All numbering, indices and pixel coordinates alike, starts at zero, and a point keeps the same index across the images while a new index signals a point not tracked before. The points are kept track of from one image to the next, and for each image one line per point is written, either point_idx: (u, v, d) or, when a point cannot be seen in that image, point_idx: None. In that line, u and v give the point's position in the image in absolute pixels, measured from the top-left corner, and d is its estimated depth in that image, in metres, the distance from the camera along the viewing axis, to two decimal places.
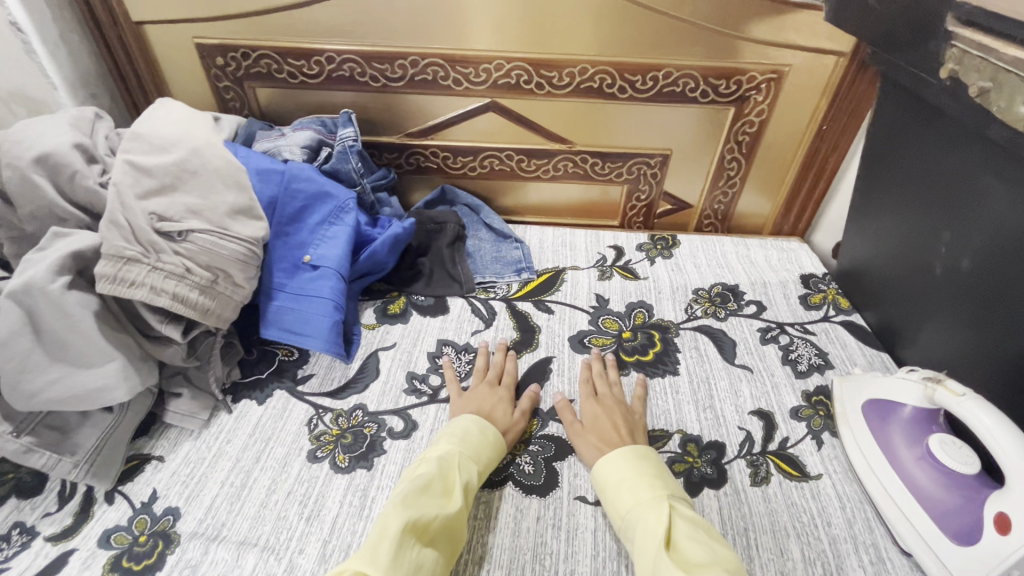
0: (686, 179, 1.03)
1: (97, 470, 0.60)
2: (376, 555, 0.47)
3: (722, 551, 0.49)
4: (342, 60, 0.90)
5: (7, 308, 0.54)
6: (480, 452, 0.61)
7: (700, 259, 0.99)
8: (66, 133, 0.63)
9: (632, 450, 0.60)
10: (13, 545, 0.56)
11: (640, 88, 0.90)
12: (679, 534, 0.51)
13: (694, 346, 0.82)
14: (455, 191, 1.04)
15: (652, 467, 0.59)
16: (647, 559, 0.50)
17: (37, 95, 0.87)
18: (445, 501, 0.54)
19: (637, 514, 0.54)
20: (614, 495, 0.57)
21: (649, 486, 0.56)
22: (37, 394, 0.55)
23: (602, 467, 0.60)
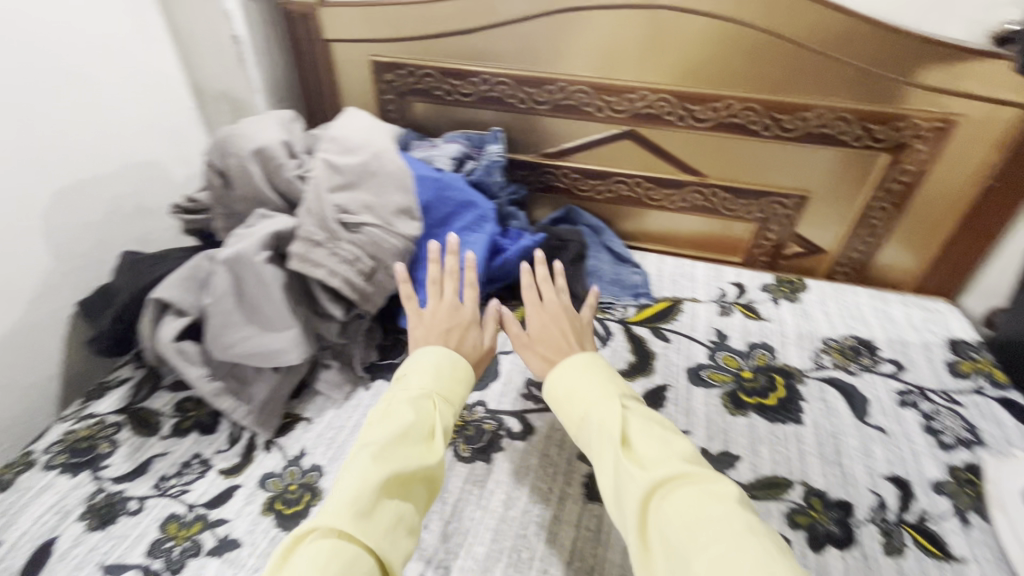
0: (823, 223, 0.99)
1: (263, 419, 0.69)
2: (358, 511, 0.44)
3: (679, 442, 0.50)
4: (496, 82, 0.97)
5: (223, 274, 0.65)
6: (452, 390, 0.59)
7: (831, 307, 0.95)
8: (276, 131, 0.74)
9: (581, 360, 0.61)
10: (194, 472, 0.66)
11: (786, 127, 0.89)
12: (633, 429, 0.51)
13: (821, 397, 0.78)
14: (580, 212, 1.07)
15: (601, 372, 0.60)
16: (605, 458, 0.51)
17: (242, 96, 1.02)
18: (422, 446, 0.51)
19: (593, 417, 0.55)
20: (572, 404, 0.58)
21: (603, 389, 0.57)
22: (231, 347, 0.66)
23: (557, 379, 0.61)
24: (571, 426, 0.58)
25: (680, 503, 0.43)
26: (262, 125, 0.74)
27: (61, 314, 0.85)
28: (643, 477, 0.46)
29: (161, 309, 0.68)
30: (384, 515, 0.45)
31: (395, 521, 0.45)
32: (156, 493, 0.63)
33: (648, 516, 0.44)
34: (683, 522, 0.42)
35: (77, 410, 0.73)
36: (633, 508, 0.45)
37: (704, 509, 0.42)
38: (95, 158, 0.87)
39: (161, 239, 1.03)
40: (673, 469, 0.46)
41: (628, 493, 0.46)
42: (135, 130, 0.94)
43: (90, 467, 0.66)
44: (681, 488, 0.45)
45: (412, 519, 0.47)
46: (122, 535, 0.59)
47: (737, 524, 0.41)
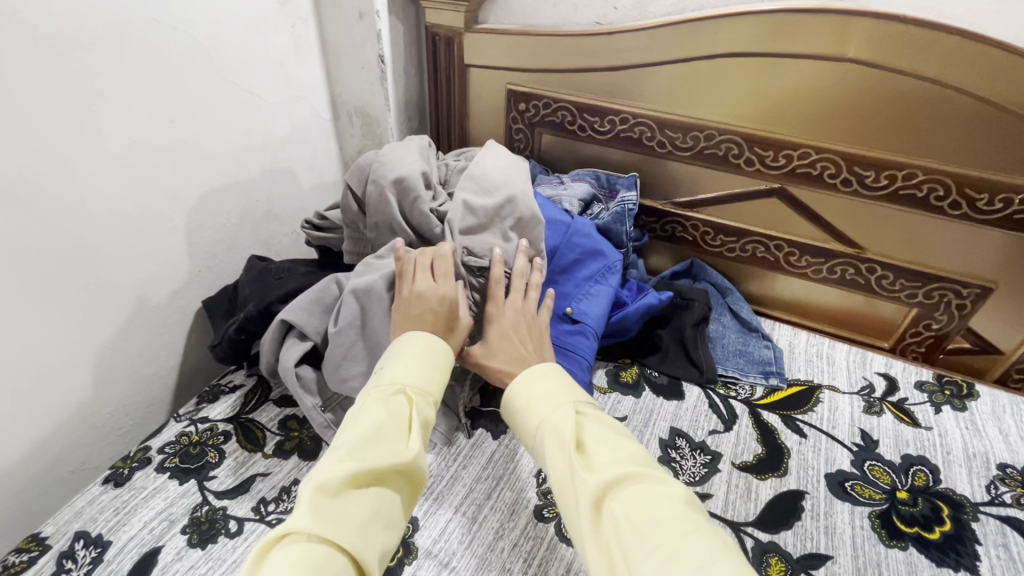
0: (1006, 320, 0.84)
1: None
2: (327, 511, 0.41)
3: (629, 445, 0.49)
4: (635, 123, 0.91)
5: (350, 302, 0.65)
6: (431, 380, 0.55)
7: (1008, 424, 0.79)
8: (418, 162, 0.74)
9: (542, 366, 0.59)
10: (292, 500, 0.64)
11: (981, 207, 0.76)
12: (586, 432, 0.50)
13: (1002, 543, 0.64)
14: (704, 267, 0.98)
15: (559, 374, 0.58)
16: (557, 463, 0.49)
17: (375, 113, 1.03)
18: (399, 441, 0.48)
19: (547, 421, 0.52)
20: (526, 409, 0.55)
21: (557, 392, 0.55)
22: (348, 380, 0.64)
23: (513, 384, 0.58)
24: (524, 432, 0.56)
25: (633, 504, 0.43)
26: (406, 155, 0.75)
27: (188, 310, 0.89)
28: (594, 479, 0.45)
29: (283, 331, 0.68)
30: (358, 512, 0.42)
31: (370, 515, 0.43)
32: (254, 517, 0.62)
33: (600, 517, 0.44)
34: (635, 523, 0.41)
35: (191, 412, 0.75)
36: (584, 511, 0.44)
37: (656, 509, 0.42)
38: (237, 163, 0.91)
39: (282, 245, 1.06)
40: (624, 470, 0.45)
41: (579, 498, 0.45)
42: (275, 138, 0.97)
43: (197, 475, 0.66)
44: (632, 488, 0.44)
45: (390, 512, 0.45)
46: (219, 558, 0.58)
47: (686, 525, 0.41)
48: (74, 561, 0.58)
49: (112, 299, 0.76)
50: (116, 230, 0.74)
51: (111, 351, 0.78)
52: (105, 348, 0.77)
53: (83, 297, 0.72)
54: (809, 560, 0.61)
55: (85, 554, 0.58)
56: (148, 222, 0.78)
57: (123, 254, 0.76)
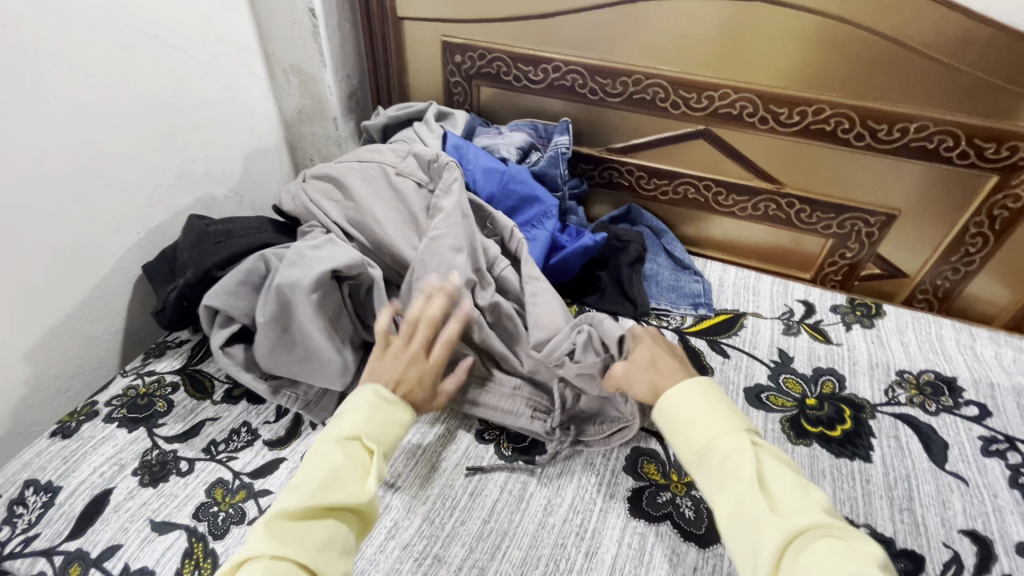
0: (910, 245, 0.91)
1: (314, 407, 0.68)
2: (284, 531, 0.44)
3: (815, 492, 0.46)
4: (567, 70, 0.94)
5: (270, 297, 0.65)
6: (390, 428, 0.54)
7: (909, 337, 0.87)
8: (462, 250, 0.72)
9: (705, 383, 0.56)
10: (241, 440, 0.67)
11: (882, 138, 0.82)
12: (769, 470, 0.48)
13: (893, 435, 0.72)
14: (640, 211, 1.03)
15: (725, 398, 0.54)
16: (733, 495, 0.47)
17: (312, 71, 1.03)
18: (356, 483, 0.49)
19: (720, 449, 0.50)
20: (691, 429, 0.52)
21: (727, 415, 0.52)
22: (277, 365, 0.67)
23: (672, 401, 0.55)
24: (688, 451, 0.53)
25: (821, 559, 0.40)
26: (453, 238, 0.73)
27: (130, 273, 0.89)
28: (783, 525, 0.43)
29: (212, 312, 0.68)
30: (314, 540, 0.45)
31: (329, 539, 0.45)
32: (205, 457, 0.65)
33: (786, 564, 0.42)
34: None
35: (138, 366, 0.76)
36: (769, 553, 0.42)
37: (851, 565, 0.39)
38: (171, 125, 0.90)
39: (225, 207, 1.06)
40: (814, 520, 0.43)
41: (763, 541, 0.43)
42: (209, 98, 0.95)
43: (146, 423, 0.68)
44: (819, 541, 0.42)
45: (346, 541, 0.47)
46: (171, 494, 0.61)
47: None
48: (26, 506, 0.60)
49: (49, 262, 0.76)
50: (48, 193, 0.74)
51: (54, 315, 0.79)
52: (46, 312, 0.78)
53: (17, 260, 0.72)
54: None
55: (36, 499, 0.60)
56: (80, 183, 0.78)
57: (56, 215, 0.76)
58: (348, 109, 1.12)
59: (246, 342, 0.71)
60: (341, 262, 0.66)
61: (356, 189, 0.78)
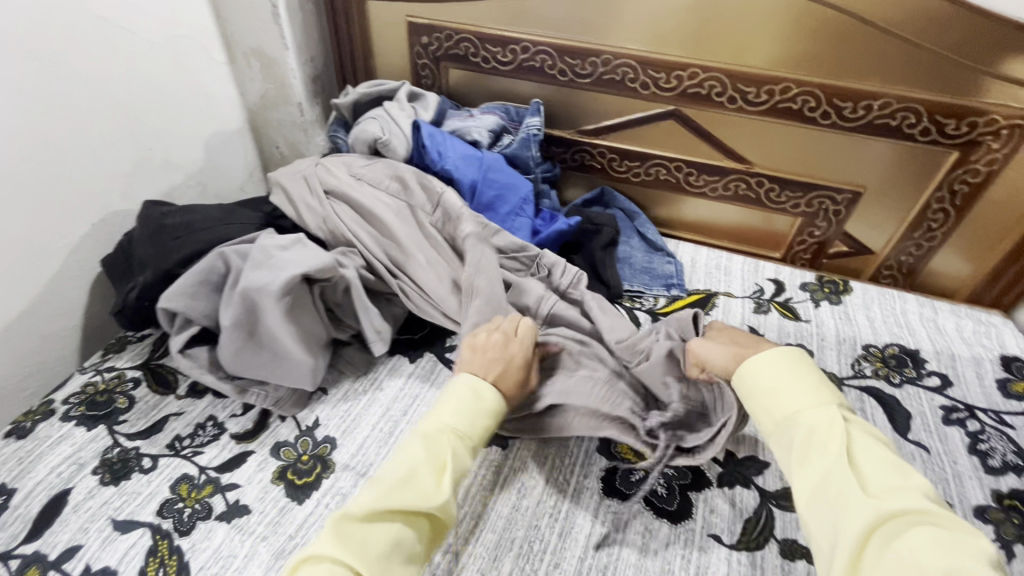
0: (875, 222, 0.93)
1: (286, 403, 0.67)
2: (350, 532, 0.44)
3: (915, 479, 0.44)
4: (536, 51, 0.93)
5: (235, 300, 0.63)
6: (474, 426, 0.54)
7: (875, 312, 0.89)
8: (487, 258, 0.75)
9: (794, 354, 0.55)
10: (207, 434, 0.65)
11: (847, 116, 0.82)
12: (861, 448, 0.46)
13: (859, 407, 0.74)
14: (613, 194, 1.03)
15: (815, 372, 0.54)
16: (819, 467, 0.46)
17: (273, 53, 0.99)
18: (429, 483, 0.48)
19: (808, 420, 0.49)
20: (777, 398, 0.52)
21: (818, 389, 0.51)
22: (245, 367, 0.66)
23: (756, 371, 0.54)
24: (769, 421, 0.52)
25: (915, 541, 0.38)
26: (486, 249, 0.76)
27: (86, 267, 0.85)
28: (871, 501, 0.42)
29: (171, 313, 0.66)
30: (378, 543, 0.44)
31: (393, 543, 0.44)
32: (169, 453, 0.63)
33: (874, 545, 0.40)
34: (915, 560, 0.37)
35: (97, 362, 0.73)
36: (855, 527, 0.41)
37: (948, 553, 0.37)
38: (124, 111, 0.86)
39: (187, 196, 1.02)
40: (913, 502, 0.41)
41: (849, 517, 0.42)
42: (166, 81, 0.91)
43: (106, 421, 0.66)
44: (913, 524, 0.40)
45: (413, 547, 0.46)
46: (134, 492, 0.59)
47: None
48: None
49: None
50: None
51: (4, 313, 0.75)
52: None
53: None
54: None
55: None
56: (25, 173, 0.74)
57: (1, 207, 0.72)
58: (314, 93, 1.09)
59: (209, 344, 0.69)
60: (310, 265, 0.64)
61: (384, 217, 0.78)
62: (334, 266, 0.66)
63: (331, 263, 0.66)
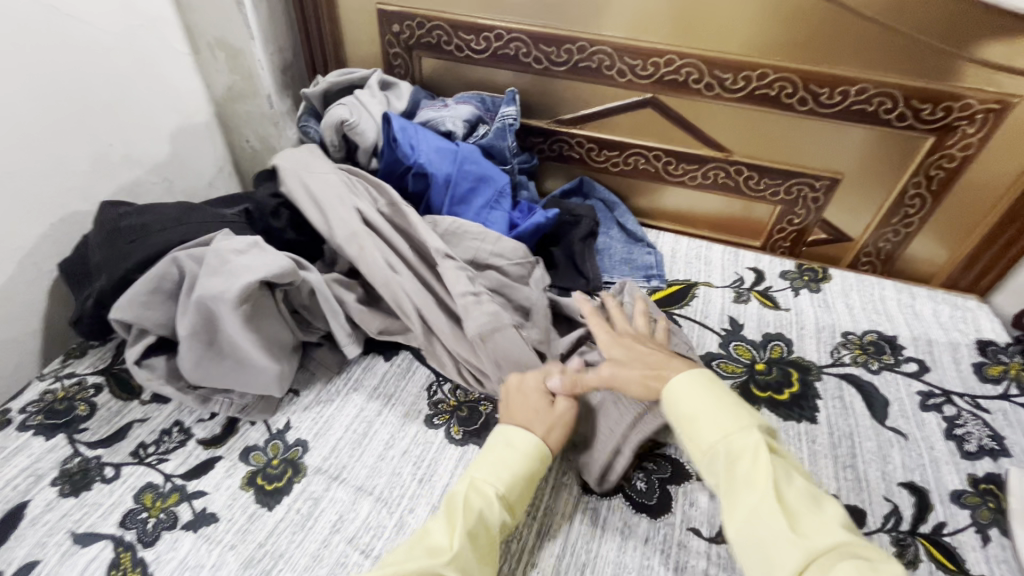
0: (853, 209, 0.93)
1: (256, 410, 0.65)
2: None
3: (830, 507, 0.46)
4: (510, 38, 0.90)
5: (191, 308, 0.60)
6: (505, 479, 0.53)
7: (854, 299, 0.89)
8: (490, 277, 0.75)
9: (709, 376, 0.55)
10: (173, 440, 0.63)
11: (824, 101, 0.82)
12: (783, 479, 0.47)
13: (838, 395, 0.74)
14: (592, 184, 1.02)
15: (732, 395, 0.54)
16: (746, 502, 0.46)
17: (238, 43, 0.95)
18: (441, 545, 0.48)
19: (732, 450, 0.49)
20: (700, 426, 0.52)
21: (737, 414, 0.51)
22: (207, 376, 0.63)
23: (682, 399, 0.53)
24: (694, 450, 0.52)
25: None
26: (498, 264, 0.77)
27: (45, 269, 0.82)
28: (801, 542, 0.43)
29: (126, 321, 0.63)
30: None
31: None
32: (133, 461, 0.61)
33: None
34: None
35: (57, 368, 0.70)
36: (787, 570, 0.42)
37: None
38: (80, 105, 0.82)
39: (152, 193, 0.98)
40: (837, 537, 0.43)
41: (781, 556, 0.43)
42: (124, 73, 0.87)
43: (66, 429, 0.63)
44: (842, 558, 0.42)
45: None
46: (95, 503, 0.57)
47: None
48: None
49: None
50: None
51: None
52: None
53: None
54: None
55: None
56: None
57: None
58: (284, 85, 1.05)
59: (168, 352, 0.65)
60: (267, 272, 0.60)
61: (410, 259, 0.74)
62: (296, 274, 0.63)
63: (288, 268, 0.61)
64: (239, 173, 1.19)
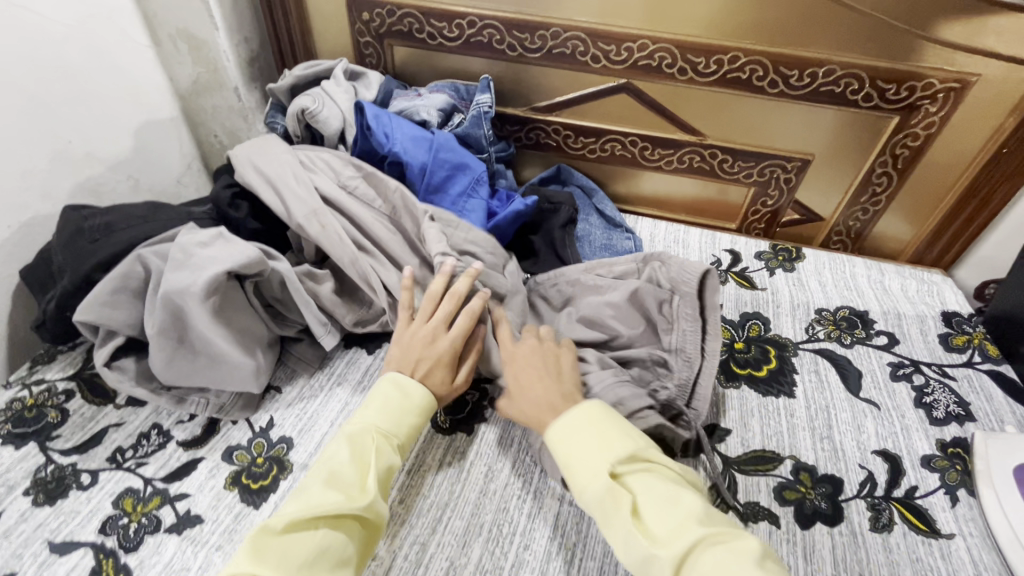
0: (824, 189, 0.95)
1: (236, 407, 0.64)
2: (270, 547, 0.45)
3: (686, 501, 0.46)
4: (483, 25, 0.89)
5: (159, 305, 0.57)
6: (399, 424, 0.56)
7: (826, 277, 0.92)
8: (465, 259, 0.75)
9: (577, 414, 0.54)
10: (152, 443, 0.61)
11: (794, 84, 0.83)
12: (643, 495, 0.47)
13: (813, 369, 0.76)
14: (570, 171, 1.02)
15: (595, 419, 0.53)
16: (618, 534, 0.46)
17: (200, 33, 0.92)
18: (353, 486, 0.50)
19: (598, 491, 0.48)
20: (571, 472, 0.51)
21: (598, 445, 0.51)
22: (180, 376, 0.61)
23: (556, 447, 0.53)
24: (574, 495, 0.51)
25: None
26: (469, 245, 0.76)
27: (6, 273, 0.79)
28: (667, 556, 0.43)
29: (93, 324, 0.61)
30: (303, 551, 0.45)
31: (319, 550, 0.45)
32: (110, 466, 0.59)
33: None
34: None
35: (24, 376, 0.68)
36: None
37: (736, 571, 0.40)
38: (36, 101, 0.78)
39: (117, 191, 0.95)
40: (694, 533, 0.43)
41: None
42: (80, 67, 0.84)
43: (38, 437, 0.61)
44: (706, 549, 0.43)
45: (342, 552, 0.46)
46: (73, 511, 0.55)
47: None
48: None
49: None
50: None
51: None
52: None
53: None
54: None
55: None
56: None
57: None
58: (251, 77, 1.02)
59: (137, 353, 0.64)
60: (234, 262, 0.58)
61: (377, 234, 0.73)
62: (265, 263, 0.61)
63: (256, 257, 0.60)
64: (207, 169, 1.15)
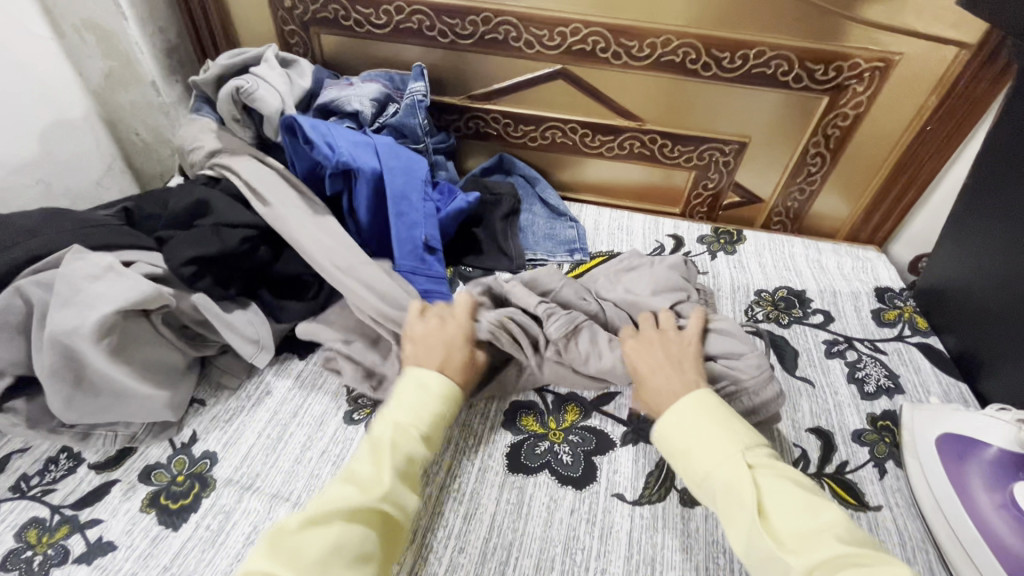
0: (762, 171, 0.96)
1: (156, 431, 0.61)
2: (284, 543, 0.43)
3: (827, 514, 0.45)
4: (412, 11, 0.86)
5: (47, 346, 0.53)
6: (424, 414, 0.53)
7: (766, 258, 0.93)
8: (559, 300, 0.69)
9: (703, 402, 0.54)
10: (61, 468, 0.58)
11: (727, 67, 0.83)
12: (772, 497, 0.46)
13: None
14: (512, 160, 1.00)
15: (722, 415, 0.53)
16: (742, 529, 0.46)
17: (107, 25, 0.86)
18: (371, 479, 0.48)
19: (721, 482, 0.48)
20: (694, 461, 0.51)
21: (725, 440, 0.50)
22: (87, 416, 0.57)
23: (670, 433, 0.53)
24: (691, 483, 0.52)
25: None
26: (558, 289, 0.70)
27: None
28: (796, 563, 0.42)
29: None
30: (315, 548, 0.42)
31: (334, 547, 0.43)
32: (13, 495, 0.55)
33: None
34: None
35: None
36: None
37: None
38: None
39: (23, 198, 0.88)
40: (831, 548, 0.42)
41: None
42: None
43: None
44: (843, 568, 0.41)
45: (360, 548, 0.44)
46: None
47: None
48: None
49: None
50: None
51: None
52: None
53: None
54: (600, 400, 0.67)
55: None
56: None
57: None
58: (169, 69, 0.96)
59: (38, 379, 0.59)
60: (128, 299, 0.54)
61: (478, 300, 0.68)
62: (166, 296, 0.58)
63: (153, 292, 0.56)
64: (131, 170, 1.08)
